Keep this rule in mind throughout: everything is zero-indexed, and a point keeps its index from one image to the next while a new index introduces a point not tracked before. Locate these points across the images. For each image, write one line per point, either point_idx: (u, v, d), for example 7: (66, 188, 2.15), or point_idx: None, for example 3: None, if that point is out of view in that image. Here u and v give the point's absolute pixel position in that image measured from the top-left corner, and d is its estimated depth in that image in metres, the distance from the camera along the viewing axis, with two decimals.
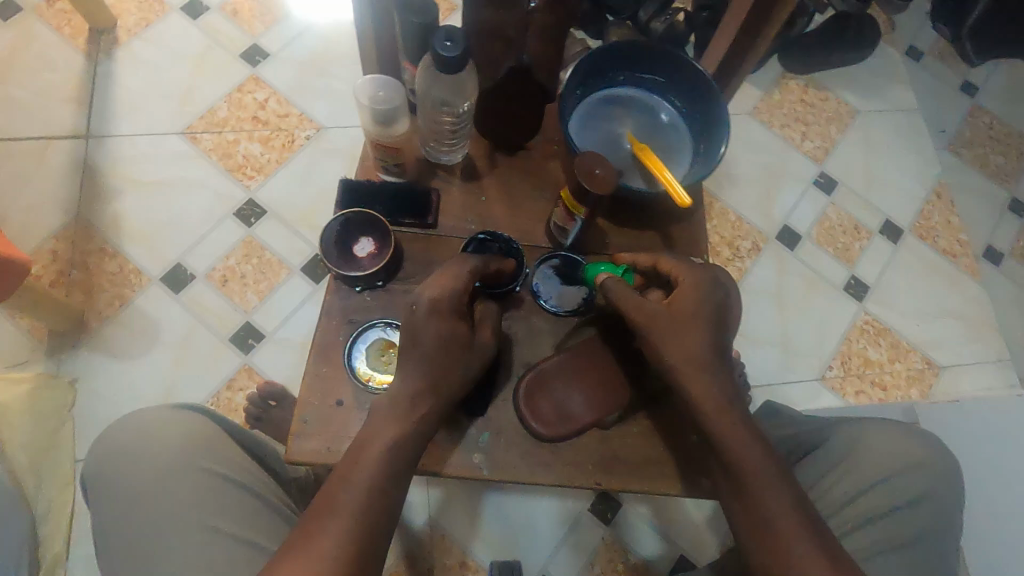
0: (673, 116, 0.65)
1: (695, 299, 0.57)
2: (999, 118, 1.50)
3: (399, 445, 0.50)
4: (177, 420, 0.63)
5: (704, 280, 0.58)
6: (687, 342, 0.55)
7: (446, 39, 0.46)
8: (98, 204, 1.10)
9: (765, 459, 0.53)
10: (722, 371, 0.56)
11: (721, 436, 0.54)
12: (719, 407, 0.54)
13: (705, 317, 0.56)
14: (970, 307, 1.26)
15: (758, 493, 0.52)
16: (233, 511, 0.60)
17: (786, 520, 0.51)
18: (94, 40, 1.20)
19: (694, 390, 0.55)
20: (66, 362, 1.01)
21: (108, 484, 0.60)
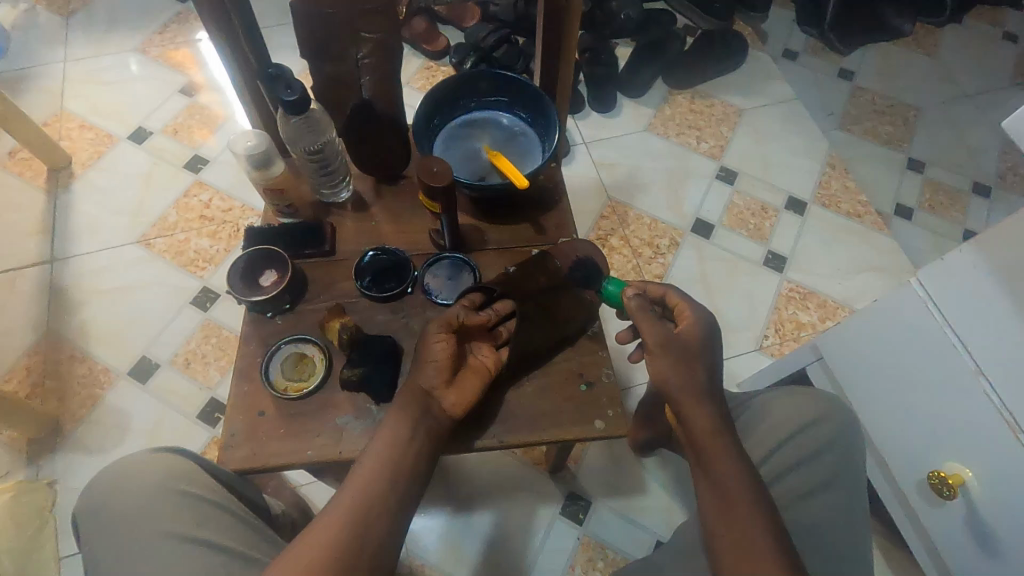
0: (520, 125, 0.78)
1: (697, 331, 0.66)
2: (881, 94, 1.59)
3: (393, 464, 0.54)
4: (147, 453, 0.61)
5: (703, 318, 0.67)
6: (690, 367, 0.64)
7: (287, 88, 0.60)
8: (65, 317, 1.20)
9: (747, 478, 0.59)
10: (714, 398, 0.64)
11: (710, 454, 0.60)
12: (714, 429, 0.61)
13: (703, 349, 0.65)
14: (885, 258, 1.35)
15: (737, 507, 0.57)
16: (215, 526, 0.57)
17: (758, 532, 0.56)
18: (53, 178, 1.35)
19: (692, 410, 0.62)
20: (45, 465, 1.07)
21: (88, 527, 0.57)
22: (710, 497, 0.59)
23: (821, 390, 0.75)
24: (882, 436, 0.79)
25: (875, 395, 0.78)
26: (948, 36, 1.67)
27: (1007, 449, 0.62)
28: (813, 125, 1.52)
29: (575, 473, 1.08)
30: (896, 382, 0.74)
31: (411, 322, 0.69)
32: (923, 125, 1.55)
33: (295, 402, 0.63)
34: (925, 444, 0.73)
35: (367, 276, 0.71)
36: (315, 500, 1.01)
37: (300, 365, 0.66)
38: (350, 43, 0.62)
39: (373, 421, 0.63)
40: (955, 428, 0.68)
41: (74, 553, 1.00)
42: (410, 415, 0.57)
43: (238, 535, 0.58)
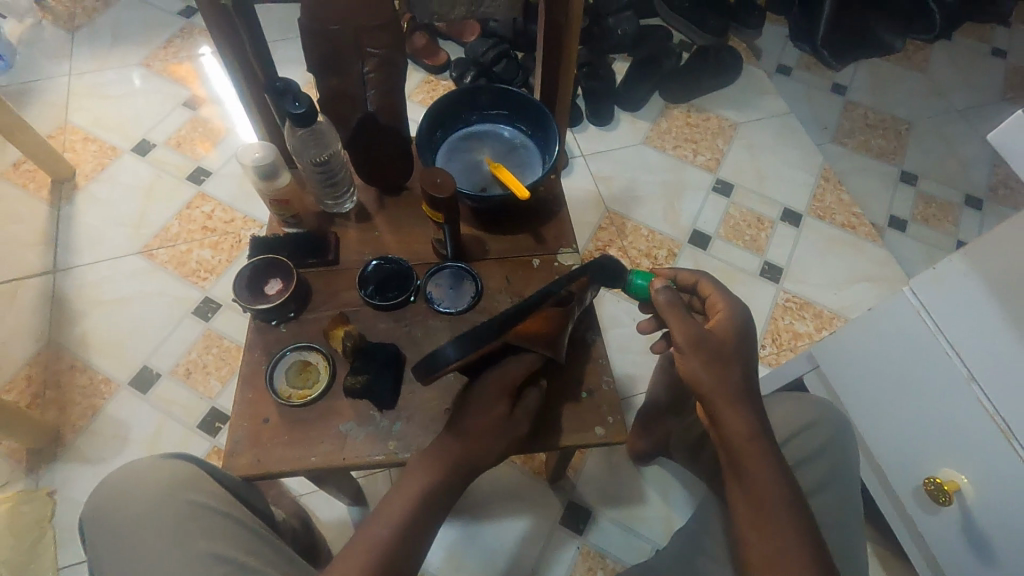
0: (521, 137, 0.80)
1: (735, 331, 0.64)
2: (872, 108, 1.63)
3: (431, 491, 0.57)
4: (154, 463, 0.61)
5: (733, 312, 0.65)
6: (730, 369, 0.61)
7: (295, 102, 0.62)
8: (67, 328, 1.20)
9: (784, 487, 0.59)
10: (751, 399, 0.61)
11: (748, 462, 0.59)
12: (753, 434, 0.60)
13: (740, 350, 0.63)
14: (879, 268, 1.36)
15: (772, 517, 0.58)
16: (221, 535, 0.56)
17: (791, 541, 0.57)
18: (56, 189, 1.36)
19: (732, 415, 0.60)
20: (45, 476, 1.07)
21: (95, 537, 0.57)
22: (745, 504, 0.59)
23: (816, 395, 0.77)
24: (878, 443, 0.80)
25: (870, 403, 0.79)
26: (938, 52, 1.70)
27: (999, 455, 0.63)
28: (806, 138, 1.55)
29: (574, 483, 1.08)
30: (891, 388, 0.75)
31: (413, 329, 0.70)
32: (913, 138, 1.58)
33: (298, 408, 0.64)
34: (917, 450, 0.74)
35: (371, 285, 0.72)
36: (315, 510, 1.02)
37: (304, 373, 0.67)
38: (355, 59, 0.63)
39: (377, 427, 0.64)
40: (946, 433, 0.69)
41: (72, 564, 1.00)
42: (449, 449, 0.59)
43: (244, 543, 0.57)
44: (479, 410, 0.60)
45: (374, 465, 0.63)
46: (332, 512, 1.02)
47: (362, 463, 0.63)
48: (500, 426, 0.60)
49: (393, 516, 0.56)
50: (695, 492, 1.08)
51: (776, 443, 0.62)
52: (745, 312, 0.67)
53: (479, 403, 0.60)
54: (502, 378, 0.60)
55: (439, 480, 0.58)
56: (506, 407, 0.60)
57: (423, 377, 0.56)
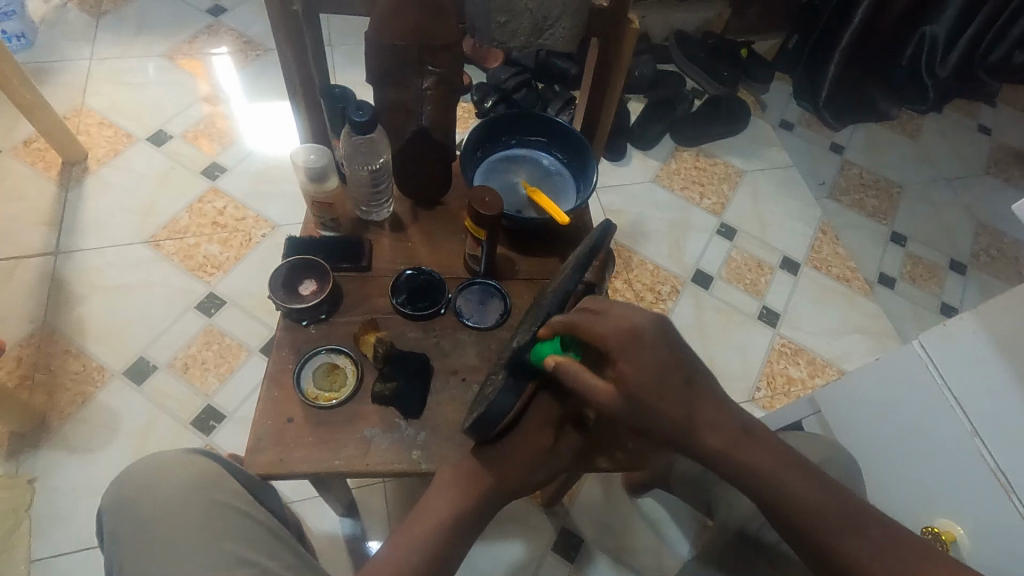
0: (557, 165, 0.84)
1: (635, 364, 0.53)
2: (867, 169, 1.69)
3: (460, 514, 0.59)
4: (181, 459, 0.61)
5: (621, 344, 0.54)
6: (663, 406, 0.52)
7: (358, 110, 0.67)
8: (63, 311, 1.18)
9: (805, 484, 0.51)
10: (709, 404, 0.54)
11: (751, 473, 0.52)
12: (736, 441, 0.52)
13: (664, 366, 0.53)
14: (870, 322, 1.41)
15: (812, 518, 0.50)
16: (244, 538, 0.56)
17: (847, 542, 0.50)
18: (66, 171, 1.34)
19: (704, 439, 0.52)
20: (26, 461, 1.03)
21: (118, 527, 0.57)
22: (778, 518, 0.52)
23: (823, 436, 0.78)
24: (876, 493, 0.81)
25: (870, 451, 0.82)
26: (931, 123, 1.79)
27: (989, 504, 0.66)
28: (807, 192, 1.61)
29: (569, 509, 1.08)
30: (893, 438, 0.77)
31: (441, 341, 0.72)
32: (905, 201, 1.65)
33: (323, 410, 0.67)
34: (908, 500, 0.76)
35: (403, 294, 0.74)
36: (307, 520, 1.00)
37: (331, 376, 0.69)
38: (415, 75, 0.68)
39: (400, 435, 0.66)
40: (939, 482, 0.71)
41: (46, 556, 0.96)
42: (479, 476, 0.60)
43: (266, 547, 0.57)
44: (521, 442, 0.61)
45: (396, 472, 0.65)
46: (323, 523, 1.00)
47: (382, 469, 0.65)
48: (544, 455, 0.62)
49: (423, 542, 0.56)
50: (687, 527, 1.09)
51: (767, 434, 0.54)
52: (637, 324, 0.55)
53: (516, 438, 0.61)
54: (541, 408, 0.62)
55: (471, 506, 0.59)
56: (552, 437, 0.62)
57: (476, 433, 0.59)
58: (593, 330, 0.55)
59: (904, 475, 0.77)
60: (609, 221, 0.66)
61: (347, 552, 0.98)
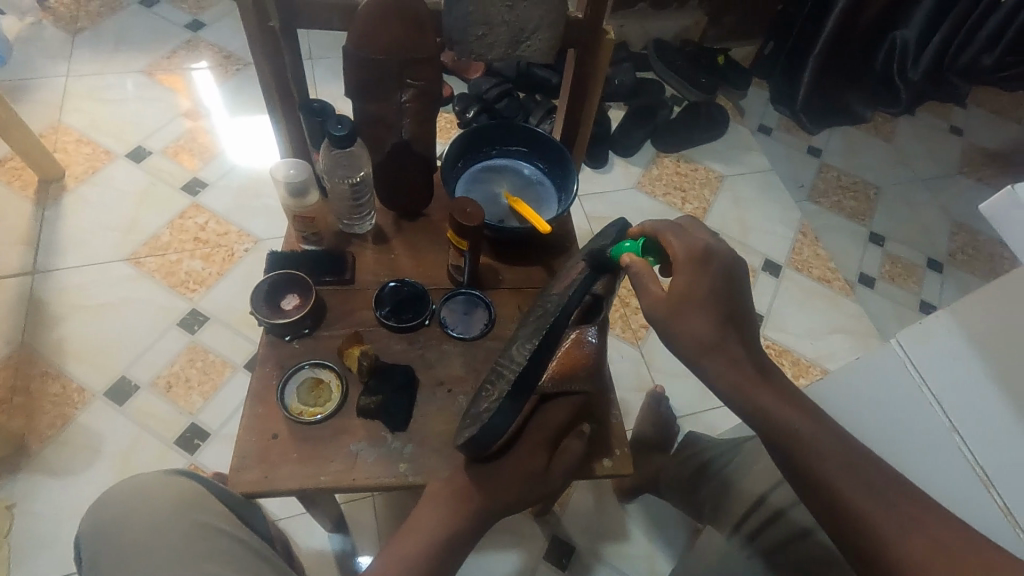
0: (538, 174, 0.85)
1: (694, 279, 0.59)
2: (844, 171, 1.72)
3: (449, 533, 0.58)
4: (163, 480, 0.60)
5: (689, 258, 0.60)
6: (693, 323, 0.59)
7: (338, 124, 0.67)
8: (42, 332, 1.16)
9: (811, 423, 0.55)
10: (736, 341, 0.59)
11: (756, 400, 0.57)
12: (749, 374, 0.58)
13: (715, 292, 0.59)
14: (851, 322, 1.43)
15: (809, 446, 0.54)
16: (227, 559, 0.55)
17: (836, 471, 0.52)
18: (44, 189, 1.32)
19: (719, 367, 0.58)
20: (5, 487, 1.01)
21: (99, 554, 0.56)
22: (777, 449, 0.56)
23: None
24: None
25: None
26: (904, 125, 1.83)
27: (973, 502, 0.66)
28: (786, 194, 1.63)
29: (560, 517, 1.08)
30: (873, 438, 0.78)
31: (426, 352, 0.72)
32: (882, 202, 1.68)
33: (308, 425, 0.66)
34: None
35: (387, 306, 0.74)
36: (295, 537, 0.99)
37: (316, 391, 0.68)
38: (394, 88, 0.69)
39: (387, 449, 0.66)
40: (923, 482, 0.72)
41: None
42: (470, 496, 0.60)
43: (252, 568, 0.56)
44: (514, 463, 0.61)
45: (383, 487, 0.64)
46: (311, 540, 0.99)
47: (369, 483, 0.64)
48: (535, 476, 0.62)
49: (411, 562, 0.56)
50: (678, 531, 1.09)
51: (787, 383, 0.59)
52: (710, 248, 0.60)
53: (508, 458, 0.61)
54: (535, 426, 0.63)
55: (461, 526, 0.59)
56: (544, 458, 0.62)
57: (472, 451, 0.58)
58: (667, 241, 0.62)
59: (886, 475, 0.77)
60: (623, 216, 0.68)
61: (336, 568, 0.97)
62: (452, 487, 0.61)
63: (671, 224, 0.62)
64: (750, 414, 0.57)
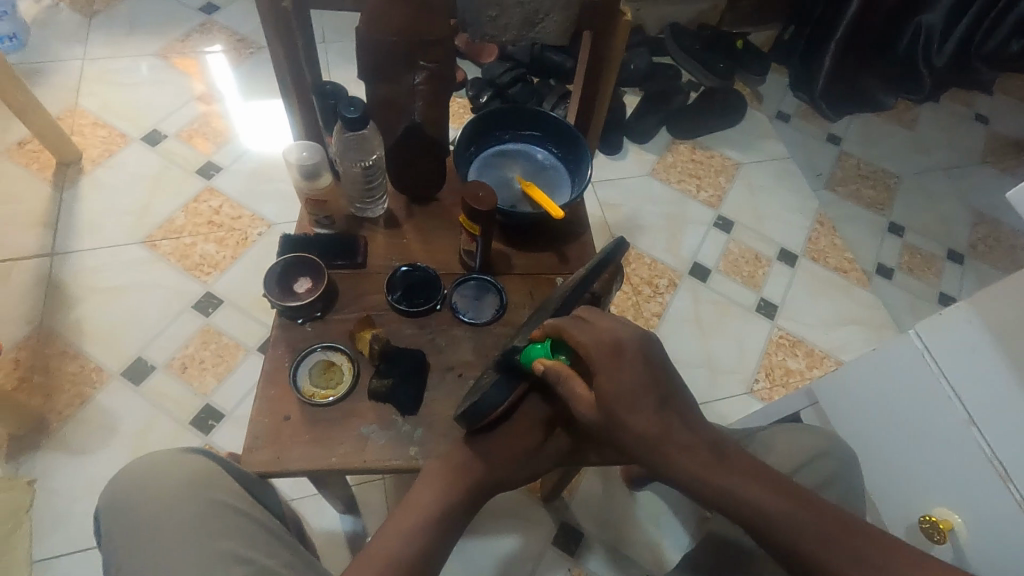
0: (551, 159, 0.84)
1: (617, 378, 0.54)
2: (864, 159, 1.69)
3: (445, 503, 0.59)
4: (176, 459, 0.61)
5: (603, 355, 0.55)
6: (637, 425, 0.54)
7: (350, 107, 0.67)
8: (60, 312, 1.18)
9: (780, 502, 0.51)
10: (680, 426, 0.55)
11: (723, 492, 0.52)
12: (707, 463, 0.53)
13: (644, 383, 0.55)
14: (867, 313, 1.41)
15: (785, 532, 0.50)
16: (239, 535, 0.57)
17: (819, 550, 0.50)
18: (61, 172, 1.34)
19: (677, 460, 0.54)
20: (25, 464, 1.03)
21: (113, 530, 0.57)
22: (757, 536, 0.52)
23: (819, 426, 0.78)
24: (877, 483, 0.81)
25: (868, 447, 0.82)
26: (927, 114, 1.79)
27: (990, 496, 0.66)
28: (803, 183, 1.60)
29: (569, 503, 1.09)
30: (889, 428, 0.77)
31: (437, 337, 0.72)
32: (902, 192, 1.65)
33: (320, 408, 0.67)
34: (904, 496, 0.76)
35: (398, 290, 0.74)
36: (307, 517, 1.00)
37: (328, 373, 0.69)
38: (407, 70, 0.68)
39: (398, 432, 0.66)
40: (943, 472, 0.71)
41: (48, 557, 0.97)
42: (464, 467, 0.61)
43: (265, 546, 0.58)
44: (509, 435, 0.63)
45: (393, 469, 0.65)
46: (323, 520, 1.00)
47: (379, 465, 0.65)
48: (530, 450, 0.63)
49: (409, 533, 0.56)
50: (686, 520, 1.09)
51: (742, 453, 0.55)
52: (620, 338, 0.56)
53: (502, 433, 0.63)
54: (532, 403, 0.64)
55: (458, 497, 0.59)
56: (540, 435, 0.63)
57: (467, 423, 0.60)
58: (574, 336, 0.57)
59: (901, 465, 0.77)
60: (620, 238, 0.68)
61: (348, 549, 0.98)
62: (448, 462, 0.62)
63: (572, 320, 0.58)
64: (721, 507, 0.53)
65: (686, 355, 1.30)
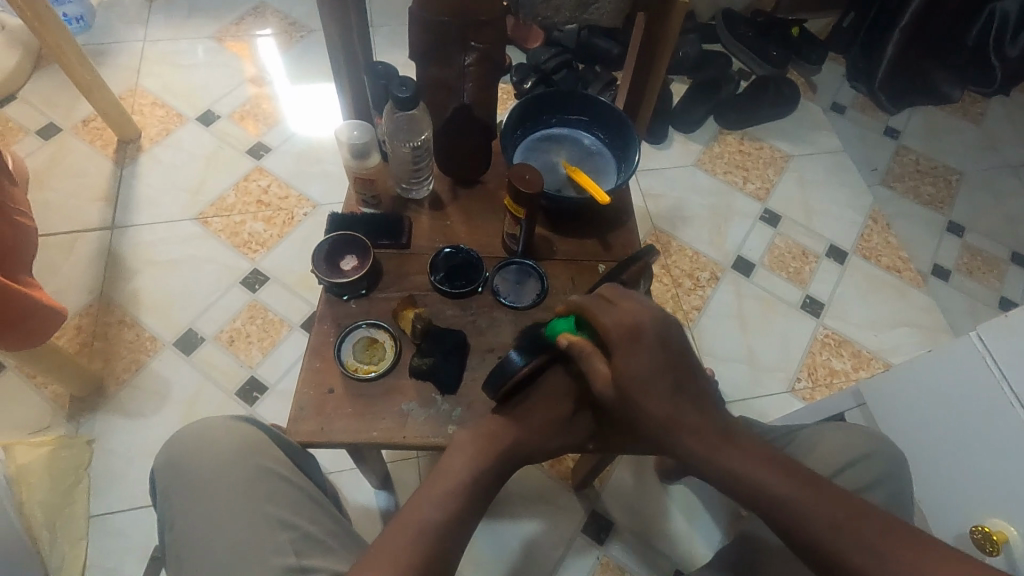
0: (598, 144, 0.83)
1: (632, 360, 0.57)
2: (924, 155, 1.61)
3: (476, 470, 0.58)
4: (225, 424, 0.64)
5: (623, 332, 0.58)
6: (649, 404, 0.57)
7: (402, 86, 0.67)
8: (119, 283, 1.24)
9: (790, 485, 0.52)
10: (693, 411, 0.57)
11: (733, 474, 0.54)
12: (715, 445, 0.56)
13: (656, 366, 0.57)
14: (921, 315, 1.35)
15: (794, 517, 0.51)
16: (285, 502, 0.59)
17: (829, 535, 0.50)
18: (122, 149, 1.40)
19: (685, 442, 0.57)
20: (85, 424, 1.09)
21: (168, 488, 0.60)
22: (768, 520, 0.53)
23: (867, 428, 0.75)
24: (928, 494, 0.77)
25: (920, 456, 0.78)
26: (995, 108, 1.69)
27: None
28: (856, 178, 1.54)
29: (600, 493, 1.08)
30: (945, 437, 0.74)
31: (478, 319, 0.73)
32: (964, 189, 1.56)
33: (362, 383, 0.68)
34: (958, 505, 0.73)
35: (441, 272, 0.75)
36: (344, 490, 1.03)
37: (370, 350, 0.70)
38: (459, 51, 0.69)
39: (437, 410, 0.67)
40: (1005, 484, 0.67)
41: (105, 513, 1.03)
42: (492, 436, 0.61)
43: (308, 512, 0.60)
44: (538, 407, 0.64)
45: (432, 446, 0.66)
46: (359, 495, 1.03)
47: (418, 441, 0.66)
48: (559, 422, 0.64)
49: (438, 496, 0.55)
50: (719, 517, 1.08)
51: (754, 438, 0.57)
52: (641, 319, 0.59)
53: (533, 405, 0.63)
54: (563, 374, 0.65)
55: (489, 467, 0.59)
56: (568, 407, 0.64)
57: (495, 387, 0.62)
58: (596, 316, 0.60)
59: (952, 477, 0.74)
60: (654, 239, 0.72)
61: (381, 524, 1.01)
62: (476, 432, 0.62)
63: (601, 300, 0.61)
64: (731, 488, 0.55)
65: (725, 350, 1.27)
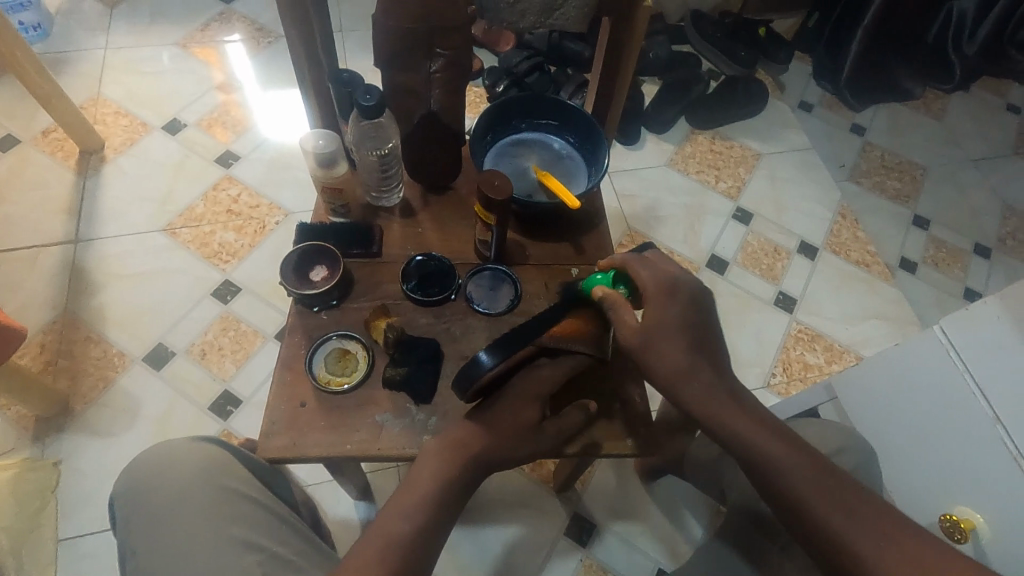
0: (568, 148, 0.83)
1: (665, 310, 0.60)
2: (889, 151, 1.64)
3: (446, 480, 0.58)
4: (188, 445, 0.62)
5: (663, 283, 0.62)
6: (667, 354, 0.59)
7: (366, 94, 0.67)
8: (84, 298, 1.20)
9: (784, 448, 0.55)
10: (709, 368, 0.60)
11: (731, 434, 0.57)
12: (722, 404, 0.58)
13: (682, 323, 0.60)
14: (890, 307, 1.38)
15: (782, 475, 0.54)
16: (252, 522, 0.58)
17: (811, 491, 0.53)
18: (85, 160, 1.36)
19: (694, 397, 0.59)
20: (51, 445, 1.06)
21: (130, 514, 0.59)
22: (757, 477, 0.56)
23: (838, 424, 0.76)
24: (901, 486, 0.78)
25: (891, 449, 0.80)
26: (956, 103, 1.74)
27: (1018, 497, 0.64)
28: (824, 175, 1.57)
29: (582, 494, 1.08)
30: (915, 429, 0.75)
31: (451, 326, 0.72)
32: (928, 183, 1.60)
33: (335, 395, 0.67)
34: (928, 496, 0.74)
35: (413, 279, 0.74)
36: (322, 503, 1.02)
37: (343, 361, 0.69)
38: (424, 58, 0.68)
39: (412, 421, 0.67)
40: (971, 476, 0.69)
41: (73, 536, 1.00)
42: (462, 445, 0.61)
43: (277, 532, 0.59)
44: (507, 412, 0.63)
45: (408, 456, 0.65)
46: (338, 506, 1.01)
47: (393, 453, 0.65)
48: (527, 427, 0.64)
49: (409, 508, 0.56)
50: (700, 513, 1.09)
51: (760, 407, 0.59)
52: (678, 278, 0.62)
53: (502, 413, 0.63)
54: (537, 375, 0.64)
55: (459, 476, 0.59)
56: (536, 411, 0.64)
57: (463, 390, 0.61)
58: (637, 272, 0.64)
59: (922, 468, 0.75)
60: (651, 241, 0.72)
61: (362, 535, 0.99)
62: (446, 442, 0.62)
63: (640, 257, 0.65)
64: (730, 448, 0.58)
65: None
